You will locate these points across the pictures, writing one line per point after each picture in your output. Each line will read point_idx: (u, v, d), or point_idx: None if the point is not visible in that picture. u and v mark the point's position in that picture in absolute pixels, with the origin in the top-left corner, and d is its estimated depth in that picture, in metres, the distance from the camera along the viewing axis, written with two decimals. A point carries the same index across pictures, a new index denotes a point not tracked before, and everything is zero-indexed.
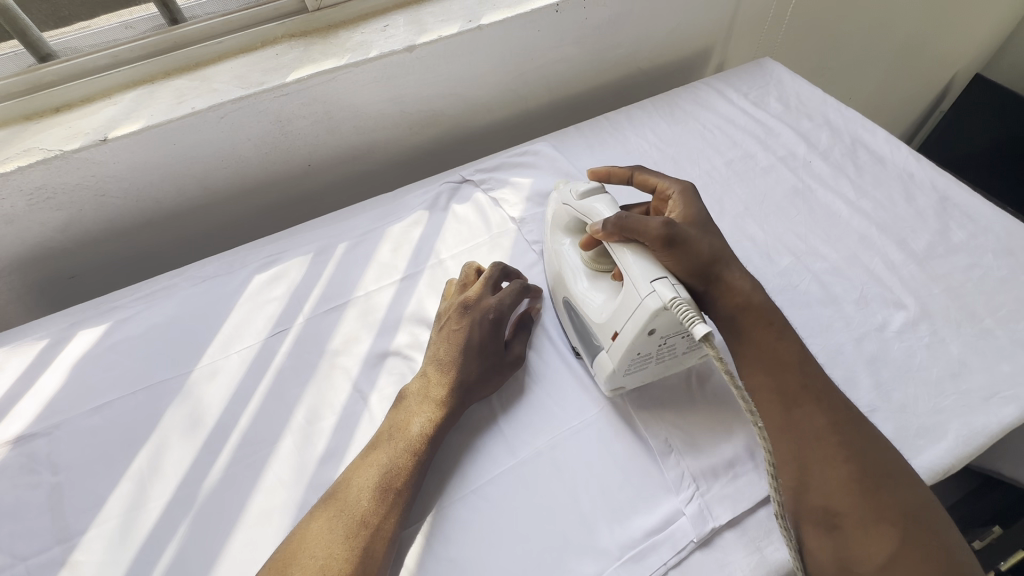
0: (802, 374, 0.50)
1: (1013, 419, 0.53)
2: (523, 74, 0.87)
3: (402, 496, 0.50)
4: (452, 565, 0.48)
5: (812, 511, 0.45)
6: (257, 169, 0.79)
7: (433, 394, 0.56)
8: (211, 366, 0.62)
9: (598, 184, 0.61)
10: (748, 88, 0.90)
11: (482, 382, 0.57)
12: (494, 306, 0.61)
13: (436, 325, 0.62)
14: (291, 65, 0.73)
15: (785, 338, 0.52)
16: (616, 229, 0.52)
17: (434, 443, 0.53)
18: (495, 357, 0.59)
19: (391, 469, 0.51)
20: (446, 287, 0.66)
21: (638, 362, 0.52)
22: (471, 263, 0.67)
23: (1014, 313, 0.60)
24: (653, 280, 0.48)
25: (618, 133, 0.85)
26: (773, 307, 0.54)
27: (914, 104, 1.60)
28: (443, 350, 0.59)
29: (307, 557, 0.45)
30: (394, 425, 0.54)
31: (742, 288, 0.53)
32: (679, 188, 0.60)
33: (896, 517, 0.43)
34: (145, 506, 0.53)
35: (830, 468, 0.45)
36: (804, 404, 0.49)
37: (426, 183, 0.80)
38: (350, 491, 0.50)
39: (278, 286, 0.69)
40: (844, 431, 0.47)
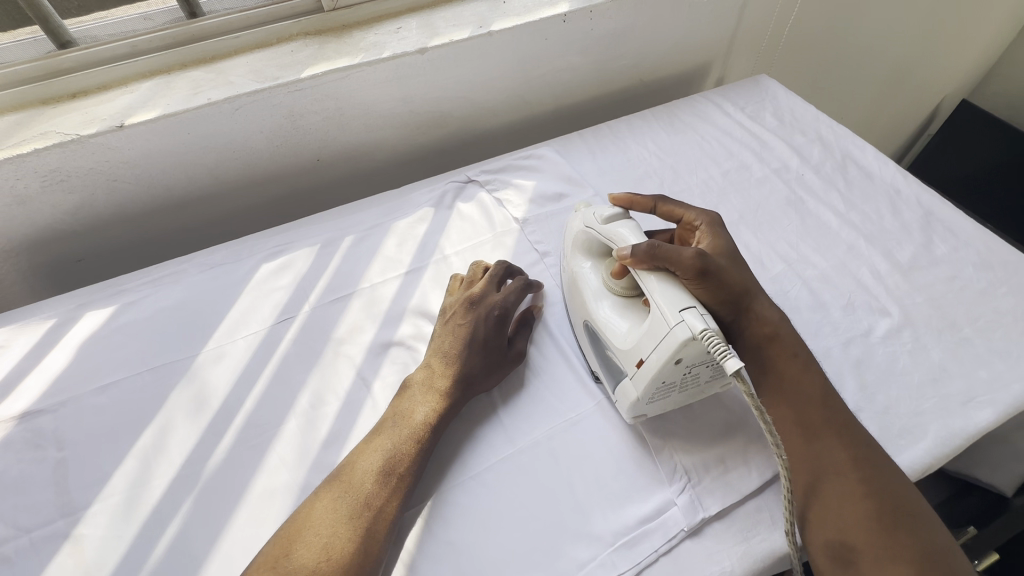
0: (826, 408, 0.53)
1: (988, 422, 0.56)
2: (529, 81, 0.90)
3: (407, 483, 0.51)
4: (451, 547, 0.50)
5: (829, 544, 0.47)
6: (267, 161, 0.81)
7: (436, 383, 0.58)
8: (217, 351, 0.64)
9: (621, 211, 0.63)
10: (745, 103, 0.94)
11: (485, 376, 0.59)
12: (498, 302, 0.63)
13: (439, 318, 0.64)
14: (305, 61, 0.75)
15: (810, 370, 0.56)
16: (646, 255, 0.53)
17: (437, 431, 0.55)
18: (497, 351, 0.61)
19: (399, 456, 0.52)
20: (452, 282, 0.68)
21: (662, 390, 0.52)
22: (478, 261, 0.69)
23: (992, 323, 0.63)
24: (681, 309, 0.49)
25: (620, 140, 0.88)
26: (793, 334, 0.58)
27: (903, 126, 1.66)
28: (448, 343, 0.61)
29: (311, 535, 0.47)
30: (401, 413, 0.56)
31: (771, 319, 0.58)
32: (706, 219, 0.62)
33: (914, 557, 0.44)
34: (150, 483, 0.54)
35: (848, 502, 0.48)
36: (825, 437, 0.52)
37: (432, 181, 0.82)
38: (359, 474, 0.51)
39: (285, 275, 0.71)
40: (863, 466, 0.49)
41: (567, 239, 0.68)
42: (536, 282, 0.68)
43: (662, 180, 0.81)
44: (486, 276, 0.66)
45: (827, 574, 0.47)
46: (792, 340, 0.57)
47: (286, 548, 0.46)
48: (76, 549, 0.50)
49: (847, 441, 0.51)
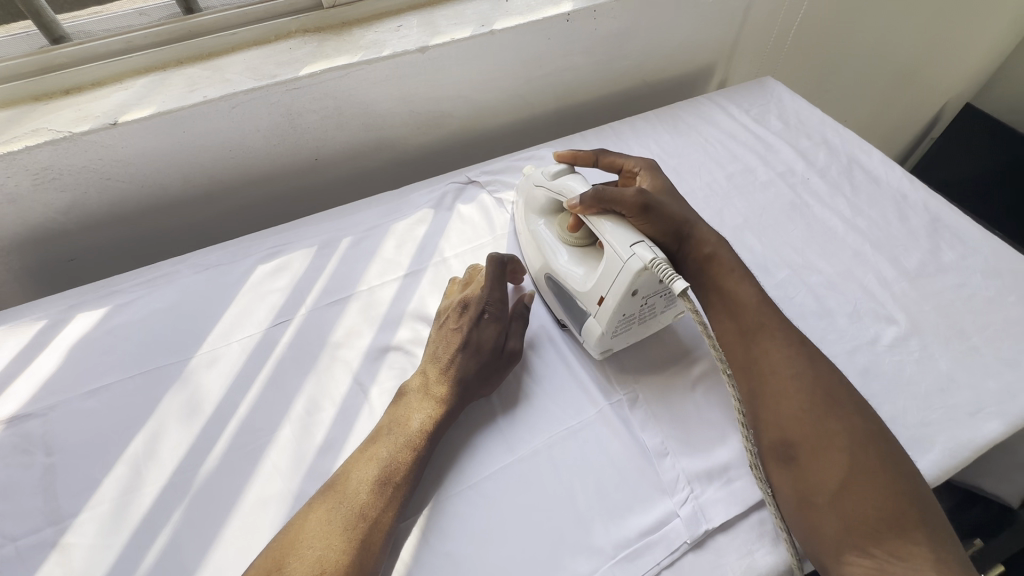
0: (760, 316, 0.57)
1: (997, 434, 0.55)
2: (531, 81, 0.88)
3: (404, 490, 0.50)
4: (449, 559, 0.49)
5: (773, 444, 0.50)
6: (264, 160, 0.79)
7: (433, 390, 0.57)
8: (211, 354, 0.62)
9: (568, 166, 0.65)
10: (749, 105, 0.93)
11: (483, 381, 0.58)
12: (494, 305, 0.62)
13: (435, 322, 0.63)
14: (304, 59, 0.74)
15: (745, 281, 0.60)
16: (593, 201, 0.56)
17: (435, 438, 0.54)
18: (496, 355, 0.60)
19: (394, 462, 0.51)
20: (450, 286, 0.67)
21: (624, 323, 0.56)
22: (477, 265, 0.68)
23: (1001, 332, 0.62)
24: (632, 245, 0.52)
25: (622, 142, 0.86)
26: (729, 255, 0.62)
27: (907, 130, 1.65)
28: (443, 347, 0.60)
29: (306, 548, 0.45)
30: (395, 421, 0.54)
31: (709, 241, 0.62)
32: (644, 165, 0.69)
33: (845, 442, 0.48)
34: (140, 490, 0.53)
35: (786, 401, 0.51)
36: (759, 340, 0.55)
37: (432, 182, 0.81)
38: (352, 482, 0.50)
39: (281, 277, 0.70)
40: (796, 365, 0.53)
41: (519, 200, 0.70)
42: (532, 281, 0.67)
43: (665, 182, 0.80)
44: (480, 280, 0.65)
45: (775, 473, 0.50)
46: (729, 256, 0.61)
47: (279, 564, 0.44)
48: (63, 558, 0.49)
49: (780, 344, 0.55)
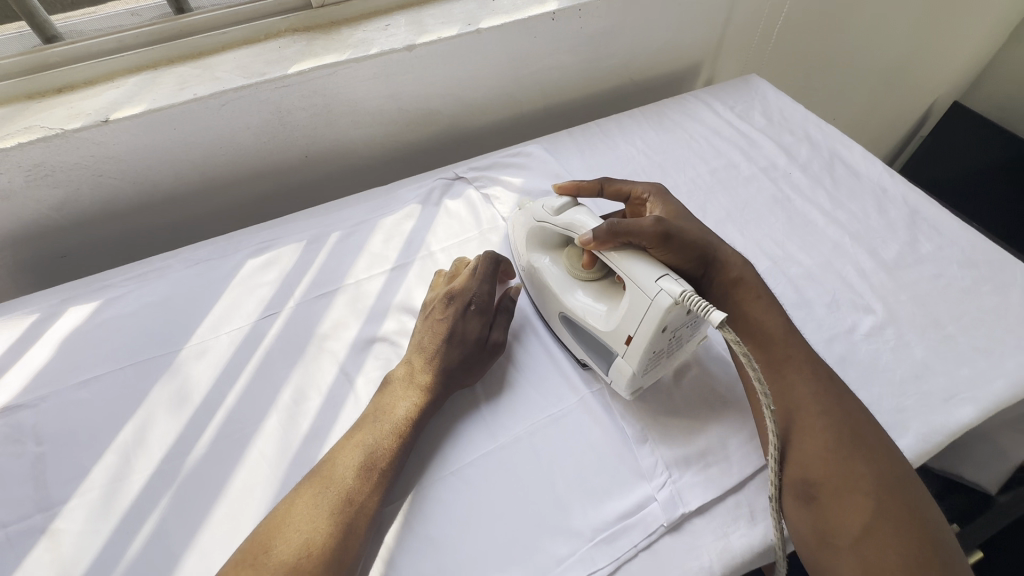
0: (789, 348, 0.56)
1: (970, 419, 0.56)
2: (518, 79, 0.90)
3: (389, 477, 0.51)
4: (430, 543, 0.50)
5: (793, 481, 0.49)
6: (255, 157, 0.81)
7: (417, 379, 0.58)
8: (201, 346, 0.64)
9: (571, 199, 0.63)
10: (734, 102, 0.94)
11: (467, 372, 0.59)
12: (479, 297, 0.63)
13: (421, 313, 0.64)
14: (293, 57, 0.75)
15: (774, 312, 0.59)
16: (608, 235, 0.54)
17: (419, 426, 0.55)
18: (479, 346, 0.61)
19: (380, 450, 0.52)
20: (434, 279, 0.68)
21: (653, 360, 0.53)
22: (462, 258, 0.69)
23: (976, 321, 0.63)
24: (657, 279, 0.50)
25: (608, 139, 0.88)
26: (757, 281, 0.61)
27: (897, 128, 1.66)
28: (428, 339, 0.60)
29: (292, 530, 0.46)
30: (381, 409, 0.55)
31: (737, 265, 0.61)
32: (653, 190, 0.68)
33: (871, 487, 0.47)
34: (129, 477, 0.54)
35: (810, 437, 0.50)
36: (787, 375, 0.54)
37: (420, 178, 0.82)
38: (338, 467, 0.51)
39: (271, 271, 0.71)
40: (824, 401, 0.52)
41: (519, 237, 0.68)
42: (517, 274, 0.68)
43: (650, 178, 0.82)
44: (465, 272, 0.65)
45: (791, 509, 0.49)
46: (755, 283, 0.60)
47: (264, 547, 0.45)
48: (52, 543, 0.50)
49: (806, 378, 0.54)
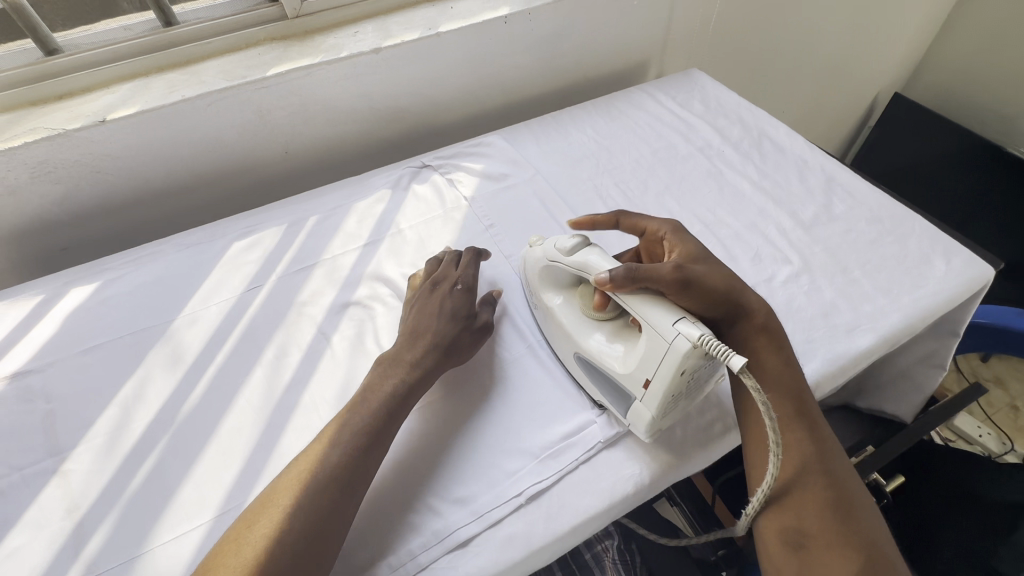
0: (802, 406, 0.56)
1: (868, 345, 0.64)
2: (479, 78, 0.99)
3: (378, 446, 0.53)
4: (398, 467, 0.56)
5: (785, 528, 0.49)
6: (239, 153, 0.89)
7: (403, 357, 0.60)
8: (192, 316, 0.71)
9: (582, 237, 0.62)
10: (676, 92, 1.03)
11: (455, 348, 0.62)
12: (459, 279, 0.67)
13: (405, 306, 0.67)
14: (271, 62, 0.84)
15: (792, 365, 0.58)
16: (625, 279, 0.53)
17: (406, 397, 0.57)
18: (465, 321, 0.64)
19: (366, 422, 0.54)
20: (413, 279, 0.71)
21: (672, 403, 0.54)
22: (440, 253, 0.72)
23: (878, 266, 0.72)
24: (675, 322, 0.50)
25: (561, 128, 0.97)
26: (780, 330, 0.60)
27: (846, 120, 1.77)
28: (416, 322, 0.63)
29: (283, 500, 0.48)
30: (367, 387, 0.57)
31: (760, 312, 0.60)
32: (670, 228, 0.64)
33: (861, 545, 0.47)
34: (129, 425, 0.60)
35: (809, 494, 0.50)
36: (795, 428, 0.54)
37: (391, 168, 0.91)
38: (322, 439, 0.53)
39: (255, 251, 0.78)
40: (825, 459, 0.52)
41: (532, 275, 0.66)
42: (485, 251, 0.73)
43: (598, 160, 0.90)
44: (442, 263, 0.70)
45: (779, 556, 0.48)
46: (779, 332, 0.59)
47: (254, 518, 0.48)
48: (62, 482, 0.56)
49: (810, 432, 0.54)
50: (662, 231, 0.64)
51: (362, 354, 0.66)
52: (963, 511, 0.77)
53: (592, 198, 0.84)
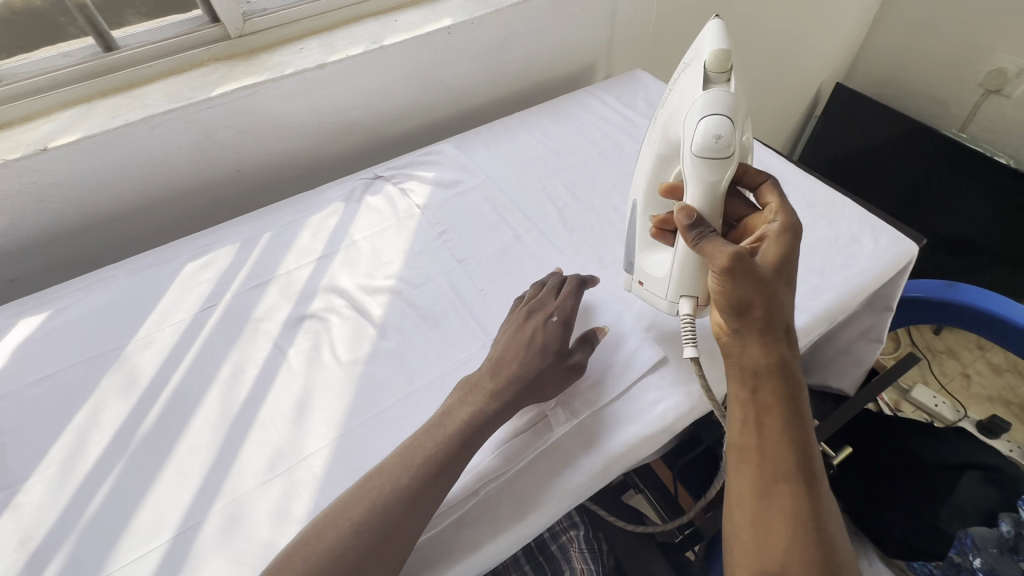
0: (805, 455, 0.51)
1: (801, 324, 0.68)
2: (427, 88, 1.01)
3: (446, 476, 0.53)
4: (357, 471, 0.58)
5: None
6: (189, 174, 0.89)
7: (483, 384, 0.59)
8: (146, 338, 0.71)
9: (727, 151, 0.54)
10: (621, 93, 1.07)
11: (540, 382, 0.60)
12: (557, 309, 0.65)
13: (510, 318, 0.66)
14: (216, 82, 0.85)
15: (801, 412, 0.53)
16: (692, 233, 0.56)
17: (482, 429, 0.56)
18: (555, 356, 0.62)
19: (435, 453, 0.54)
20: (527, 291, 0.70)
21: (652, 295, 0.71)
22: (555, 272, 0.72)
23: (811, 249, 0.76)
24: (681, 295, 0.63)
25: (511, 133, 0.99)
26: (795, 369, 0.54)
27: (794, 113, 1.83)
28: (505, 348, 0.62)
29: (342, 522, 0.50)
30: (446, 413, 0.57)
31: (780, 350, 0.54)
32: (784, 228, 0.56)
33: None
34: (84, 453, 0.60)
35: (793, 551, 0.48)
36: (793, 482, 0.50)
37: (344, 180, 0.92)
38: (394, 464, 0.53)
39: (209, 270, 0.79)
40: (818, 518, 0.49)
41: (681, 83, 0.59)
42: (591, 278, 0.70)
43: (547, 162, 0.93)
44: (544, 288, 0.69)
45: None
46: (791, 374, 0.54)
47: (316, 537, 0.49)
48: (15, 515, 0.56)
49: (809, 487, 0.50)
50: (774, 221, 0.58)
51: (319, 365, 0.67)
52: (904, 476, 0.83)
53: (543, 199, 0.87)
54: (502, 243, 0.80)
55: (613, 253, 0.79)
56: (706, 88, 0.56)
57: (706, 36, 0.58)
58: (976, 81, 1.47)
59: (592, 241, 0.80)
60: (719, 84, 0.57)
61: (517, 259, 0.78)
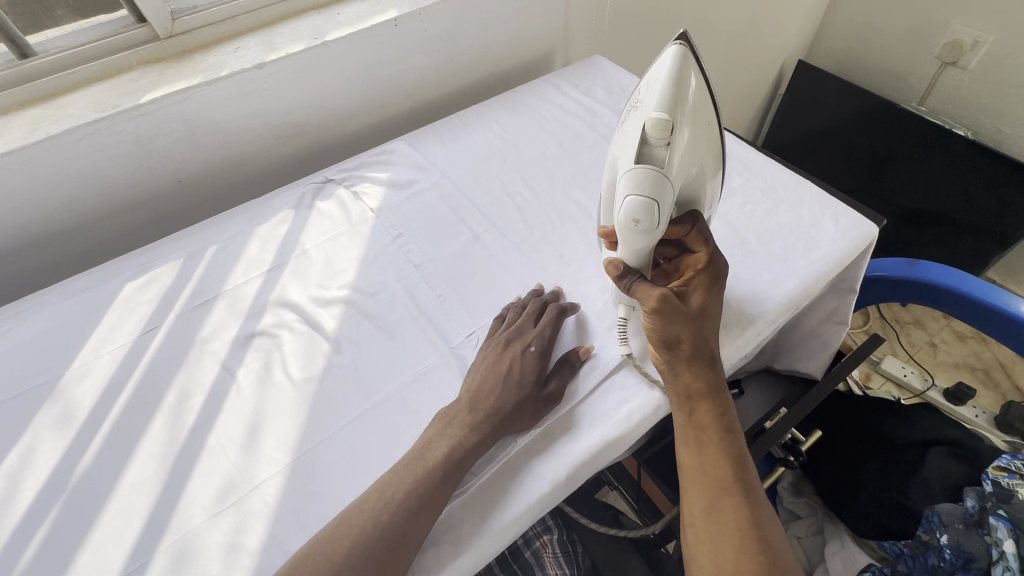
0: (742, 469, 0.54)
1: (765, 313, 0.67)
2: (378, 84, 0.96)
3: (428, 510, 0.52)
4: (310, 498, 0.55)
5: None
6: (125, 186, 0.84)
7: (461, 417, 0.57)
8: (83, 368, 0.66)
9: (647, 230, 0.58)
10: (579, 80, 1.04)
11: (517, 415, 0.58)
12: (536, 338, 0.63)
13: (487, 347, 0.64)
14: (145, 87, 0.79)
15: (733, 429, 0.57)
16: (621, 280, 0.61)
17: (460, 464, 0.54)
18: (531, 389, 0.60)
19: (416, 487, 0.52)
20: (504, 312, 0.68)
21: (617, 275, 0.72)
22: (534, 293, 0.69)
23: (773, 235, 0.75)
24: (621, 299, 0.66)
25: (467, 127, 0.96)
26: (725, 390, 0.59)
27: (760, 92, 1.82)
28: (481, 381, 0.60)
29: (322, 556, 0.48)
30: (424, 445, 0.56)
31: (709, 375, 0.58)
32: (707, 276, 0.61)
33: None
34: (17, 497, 0.56)
35: (742, 561, 0.50)
36: (734, 495, 0.53)
37: (293, 186, 0.87)
38: (376, 499, 0.52)
39: (150, 290, 0.74)
40: (760, 529, 0.51)
41: (628, 131, 0.60)
42: (570, 305, 0.68)
43: (505, 157, 0.90)
44: (523, 313, 0.66)
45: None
46: (721, 394, 0.58)
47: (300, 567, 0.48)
48: None
49: (750, 500, 0.53)
50: (701, 269, 0.62)
51: (270, 386, 0.64)
52: (873, 455, 0.86)
53: (502, 196, 0.84)
54: (460, 245, 0.77)
55: (573, 249, 0.76)
56: (639, 159, 0.57)
57: (655, 87, 0.56)
58: (933, 53, 1.47)
59: (553, 238, 0.78)
60: (656, 149, 0.57)
61: (475, 261, 0.75)
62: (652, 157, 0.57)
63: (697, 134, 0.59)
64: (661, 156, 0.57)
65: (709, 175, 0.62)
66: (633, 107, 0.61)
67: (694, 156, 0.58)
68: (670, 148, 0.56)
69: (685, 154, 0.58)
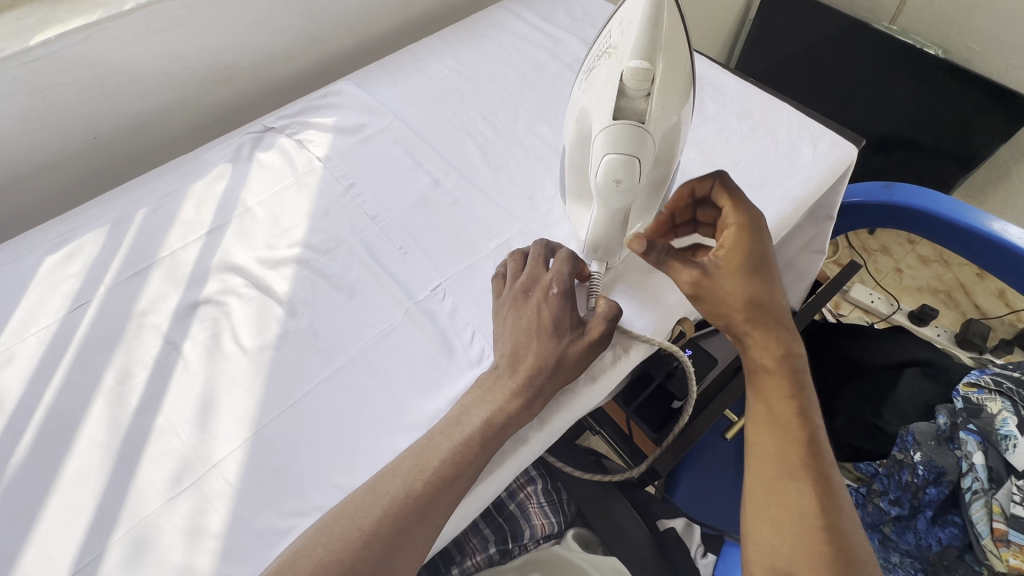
0: (811, 451, 0.52)
1: None
2: (313, 16, 0.86)
3: (466, 472, 0.50)
4: (276, 472, 0.52)
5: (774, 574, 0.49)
6: (30, 147, 0.73)
7: (504, 382, 0.54)
8: (6, 353, 0.59)
9: (631, 189, 0.53)
10: (539, 6, 0.95)
11: (562, 365, 0.55)
12: (554, 278, 0.58)
13: (503, 304, 0.59)
14: (34, 27, 0.67)
15: (806, 410, 0.54)
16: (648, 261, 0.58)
17: (501, 431, 0.52)
18: (569, 333, 0.56)
19: (449, 458, 0.50)
20: (506, 266, 0.61)
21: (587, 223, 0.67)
22: (539, 243, 0.62)
23: (751, 164, 0.71)
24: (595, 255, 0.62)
25: (419, 63, 0.87)
26: (801, 367, 0.56)
27: (730, 17, 1.73)
28: (514, 340, 0.56)
29: (348, 527, 0.47)
30: (464, 410, 0.53)
31: (775, 348, 0.56)
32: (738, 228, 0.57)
33: None
34: None
35: (800, 544, 0.49)
36: (799, 478, 0.51)
37: (228, 136, 0.78)
38: (409, 466, 0.50)
39: (74, 263, 0.65)
40: (827, 513, 0.50)
41: (602, 82, 0.54)
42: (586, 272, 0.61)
43: (462, 93, 0.82)
44: (529, 260, 0.61)
45: None
46: (791, 372, 0.55)
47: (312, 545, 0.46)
48: None
49: (817, 483, 0.51)
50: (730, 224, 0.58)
51: (221, 357, 0.58)
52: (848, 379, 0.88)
53: (461, 137, 0.77)
54: (419, 193, 0.71)
55: (542, 190, 0.71)
56: (617, 113, 0.52)
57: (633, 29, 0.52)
58: None
59: (520, 179, 0.72)
60: (635, 101, 0.52)
61: (438, 210, 0.69)
62: (631, 109, 0.52)
63: (676, 83, 0.53)
64: (641, 108, 0.52)
65: (685, 125, 0.58)
66: (605, 54, 0.55)
67: (674, 105, 0.54)
68: (650, 100, 0.52)
69: (665, 107, 0.53)
